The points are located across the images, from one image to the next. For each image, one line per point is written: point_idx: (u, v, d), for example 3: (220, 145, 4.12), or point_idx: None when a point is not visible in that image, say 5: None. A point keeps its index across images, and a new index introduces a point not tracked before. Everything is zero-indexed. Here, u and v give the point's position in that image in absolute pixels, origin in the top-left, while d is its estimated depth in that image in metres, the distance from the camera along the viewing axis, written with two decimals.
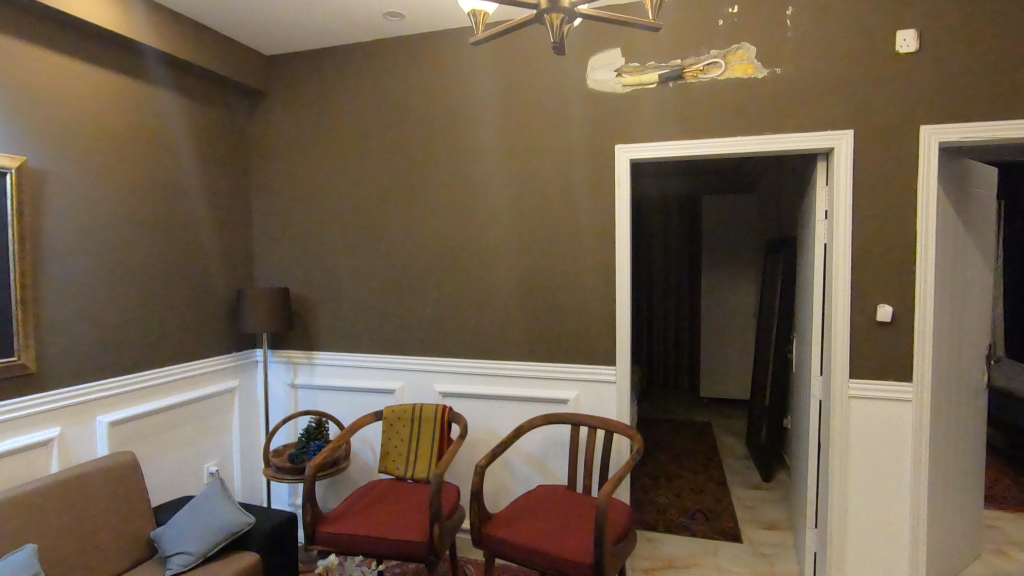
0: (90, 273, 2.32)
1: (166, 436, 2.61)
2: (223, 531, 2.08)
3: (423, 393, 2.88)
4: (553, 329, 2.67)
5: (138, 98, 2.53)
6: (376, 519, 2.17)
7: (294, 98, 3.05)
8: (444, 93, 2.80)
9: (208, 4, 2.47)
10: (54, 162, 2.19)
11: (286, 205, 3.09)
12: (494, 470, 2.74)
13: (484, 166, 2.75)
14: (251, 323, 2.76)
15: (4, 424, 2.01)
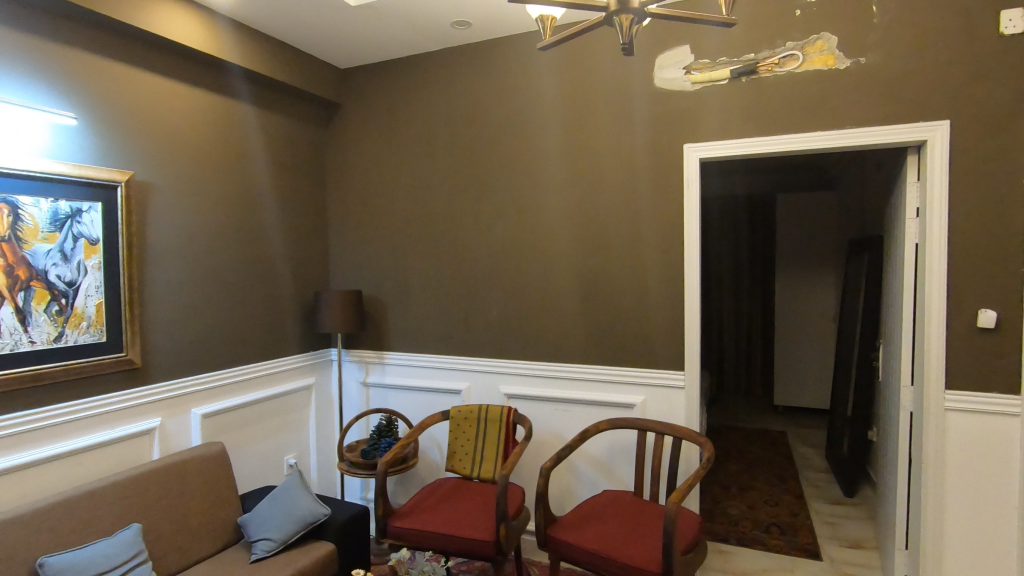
0: (186, 276, 2.52)
1: (251, 429, 2.79)
2: (301, 521, 2.20)
3: (489, 394, 2.91)
4: (618, 332, 2.64)
5: (227, 114, 2.73)
6: (443, 517, 2.22)
7: (367, 108, 3.19)
8: (509, 97, 2.83)
9: (289, 22, 2.62)
10: (156, 175, 2.40)
11: (360, 211, 3.24)
12: (559, 473, 2.74)
13: (549, 170, 2.76)
14: (327, 324, 2.90)
15: (114, 414, 2.22)
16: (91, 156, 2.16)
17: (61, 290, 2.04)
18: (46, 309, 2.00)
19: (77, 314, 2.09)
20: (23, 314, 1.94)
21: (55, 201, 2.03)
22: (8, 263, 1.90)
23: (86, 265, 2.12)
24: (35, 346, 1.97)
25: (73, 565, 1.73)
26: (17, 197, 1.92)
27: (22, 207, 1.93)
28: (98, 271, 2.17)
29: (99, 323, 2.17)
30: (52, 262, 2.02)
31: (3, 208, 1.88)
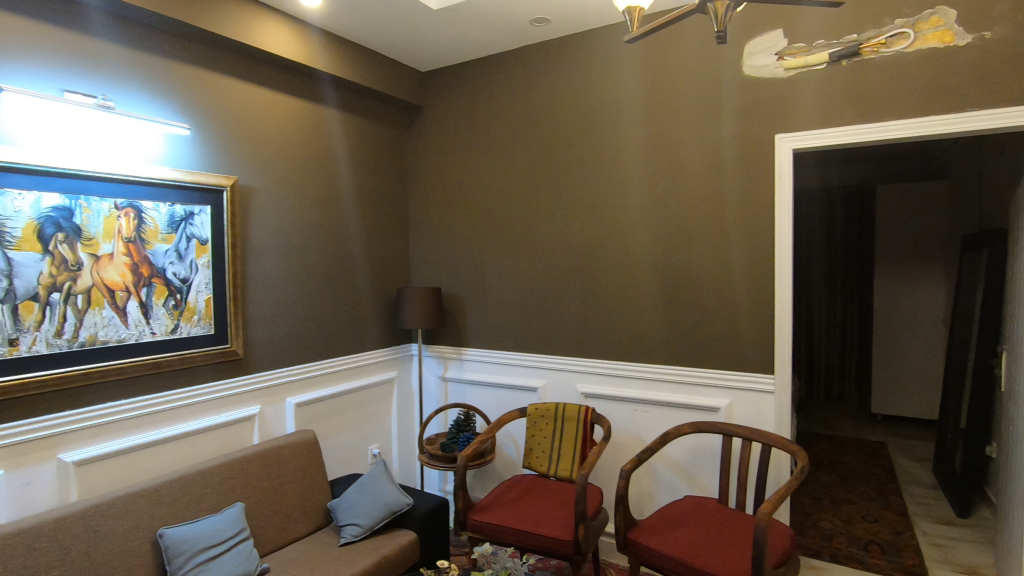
0: (282, 273, 2.69)
1: (339, 419, 2.94)
2: (386, 509, 2.29)
3: (567, 392, 2.90)
4: (701, 332, 2.54)
5: (318, 120, 2.88)
6: (521, 513, 2.23)
7: (447, 109, 3.26)
8: (588, 91, 2.80)
9: (376, 28, 2.73)
10: (257, 179, 2.58)
11: (440, 210, 3.32)
12: (638, 476, 2.68)
13: (629, 166, 2.70)
14: (409, 320, 3.00)
15: (220, 400, 2.40)
16: (200, 163, 2.35)
17: (176, 287, 2.24)
18: (164, 304, 2.21)
19: (189, 308, 2.29)
20: (146, 308, 2.14)
21: (172, 205, 2.22)
22: (134, 261, 2.10)
23: (197, 263, 2.32)
24: (156, 336, 2.18)
25: (186, 538, 1.89)
26: (141, 201, 2.12)
27: (145, 211, 2.14)
28: (208, 269, 2.36)
29: (208, 317, 2.36)
30: (169, 261, 2.22)
31: (130, 212, 2.09)
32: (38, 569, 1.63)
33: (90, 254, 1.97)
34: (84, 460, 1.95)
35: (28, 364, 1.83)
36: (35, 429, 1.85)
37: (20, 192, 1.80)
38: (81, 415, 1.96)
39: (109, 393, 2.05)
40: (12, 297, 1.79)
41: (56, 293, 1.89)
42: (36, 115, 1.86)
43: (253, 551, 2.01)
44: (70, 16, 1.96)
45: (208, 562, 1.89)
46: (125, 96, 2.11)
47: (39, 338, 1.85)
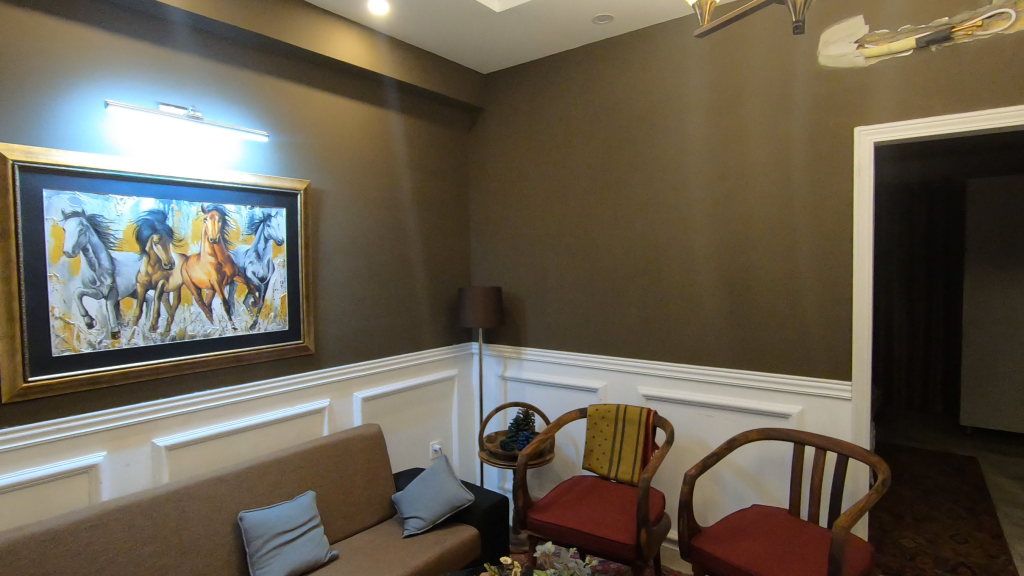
0: (350, 273, 2.80)
1: (402, 414, 3.03)
2: (448, 504, 2.34)
3: (627, 394, 2.86)
4: (771, 335, 2.43)
5: (385, 125, 2.97)
6: (582, 514, 2.22)
7: (508, 110, 3.29)
8: (651, 88, 2.75)
9: (440, 33, 2.79)
10: (328, 182, 2.69)
11: (500, 211, 3.35)
12: (702, 482, 2.60)
13: (694, 163, 2.63)
14: (469, 319, 3.04)
15: (293, 393, 2.53)
16: (277, 168, 2.48)
17: (255, 285, 2.38)
18: (244, 301, 2.35)
19: (267, 305, 2.43)
20: (228, 305, 2.29)
21: (252, 208, 2.36)
22: (218, 261, 2.25)
23: (274, 262, 2.45)
24: (237, 331, 2.33)
25: (263, 522, 2.00)
26: (224, 205, 2.27)
27: (228, 214, 2.28)
28: (283, 268, 2.49)
29: (283, 314, 2.49)
30: (249, 260, 2.36)
31: (215, 215, 2.24)
32: (135, 545, 1.77)
33: (180, 254, 2.13)
34: (174, 445, 2.11)
35: (128, 356, 2.00)
36: (134, 414, 2.02)
37: (121, 198, 1.97)
38: (172, 403, 2.12)
39: (195, 383, 2.20)
40: (115, 294, 1.96)
41: (152, 290, 2.05)
42: (136, 127, 2.02)
43: (323, 538, 2.10)
44: (164, 34, 2.12)
45: (283, 546, 1.99)
46: (211, 107, 2.26)
47: (137, 331, 2.02)
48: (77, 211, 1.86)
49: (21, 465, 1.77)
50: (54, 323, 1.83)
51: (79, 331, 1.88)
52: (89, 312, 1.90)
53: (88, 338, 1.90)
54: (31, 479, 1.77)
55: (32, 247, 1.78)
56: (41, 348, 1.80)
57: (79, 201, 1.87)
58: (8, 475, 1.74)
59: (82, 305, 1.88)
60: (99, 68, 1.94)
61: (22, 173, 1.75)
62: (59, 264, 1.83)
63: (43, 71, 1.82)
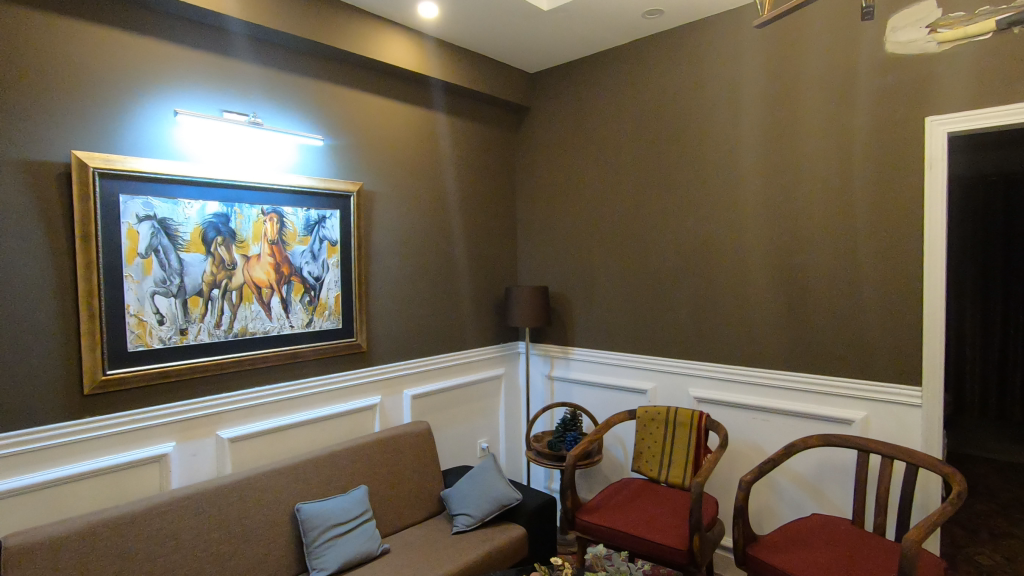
0: (400, 273, 2.86)
1: (450, 412, 3.06)
2: (497, 502, 2.35)
3: (677, 396, 2.79)
4: (832, 337, 2.32)
5: (433, 126, 3.02)
6: (632, 518, 2.19)
7: (555, 109, 3.28)
8: (703, 82, 2.68)
9: (488, 34, 2.81)
10: (379, 184, 2.75)
11: (547, 211, 3.34)
12: (757, 488, 2.52)
13: (749, 158, 2.54)
14: (516, 318, 3.05)
15: (346, 389, 2.60)
16: (331, 171, 2.56)
17: (311, 284, 2.46)
18: (301, 300, 2.43)
19: (322, 304, 2.51)
20: (286, 303, 2.38)
21: (308, 210, 2.44)
22: (277, 261, 2.34)
23: (328, 262, 2.53)
24: (294, 329, 2.41)
25: (320, 513, 2.07)
26: (282, 207, 2.35)
27: (286, 216, 2.36)
28: (337, 268, 2.56)
29: (337, 312, 2.56)
30: (305, 260, 2.44)
31: (274, 217, 2.32)
32: (202, 531, 1.86)
33: (242, 255, 2.22)
34: (236, 437, 2.20)
35: (195, 351, 2.10)
36: (200, 407, 2.12)
37: (189, 201, 2.07)
38: (235, 397, 2.22)
39: (256, 379, 2.30)
40: (183, 292, 2.06)
41: (216, 289, 2.15)
42: (202, 133, 2.13)
43: (376, 532, 2.15)
44: (227, 44, 2.21)
45: (339, 538, 2.05)
46: (270, 113, 2.35)
47: (203, 328, 2.12)
48: (149, 215, 1.97)
49: (101, 452, 1.90)
50: (130, 320, 1.94)
51: (151, 328, 1.99)
52: (161, 310, 2.01)
53: (160, 334, 2.01)
54: (110, 465, 1.89)
55: (111, 248, 1.89)
56: (118, 344, 1.92)
57: (151, 205, 1.98)
58: (89, 462, 1.86)
59: (154, 303, 1.99)
60: (168, 78, 2.05)
61: (101, 179, 1.87)
62: (134, 264, 1.94)
63: (118, 82, 1.93)
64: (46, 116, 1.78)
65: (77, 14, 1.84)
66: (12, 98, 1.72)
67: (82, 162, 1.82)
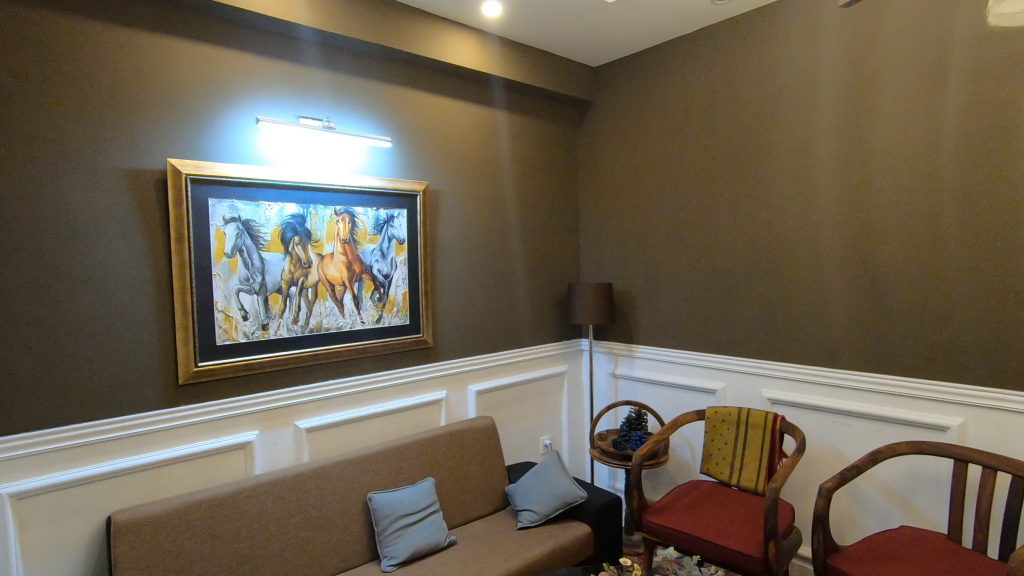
0: (464, 270, 2.90)
1: (514, 408, 3.09)
2: (561, 499, 2.35)
3: (749, 397, 2.68)
4: (923, 338, 2.15)
5: (496, 124, 3.04)
6: (702, 521, 2.13)
7: (619, 102, 3.23)
8: (777, 68, 2.55)
9: (550, 29, 2.80)
10: (443, 183, 2.81)
11: (611, 206, 3.30)
12: (838, 497, 2.38)
13: (828, 147, 2.40)
14: (579, 315, 3.03)
15: (414, 383, 2.67)
16: (399, 172, 2.63)
17: (380, 282, 2.55)
18: (372, 297, 2.52)
19: (391, 300, 2.59)
20: (357, 300, 2.47)
21: (377, 210, 2.53)
22: (349, 260, 2.43)
23: (396, 260, 2.60)
24: (365, 324, 2.50)
25: (389, 503, 2.14)
26: (354, 208, 2.44)
27: (357, 215, 2.46)
28: (405, 266, 2.64)
29: (405, 309, 2.64)
30: (375, 259, 2.53)
31: (346, 217, 2.42)
32: (282, 516, 1.97)
33: (317, 254, 2.33)
34: (313, 427, 2.32)
35: (275, 345, 2.22)
36: (281, 398, 2.24)
37: (269, 204, 2.19)
38: (311, 389, 2.33)
39: (330, 372, 2.40)
40: (265, 290, 2.19)
41: (294, 287, 2.27)
42: (281, 139, 2.24)
43: (443, 524, 2.20)
44: (302, 53, 2.32)
45: (408, 527, 2.11)
46: (342, 117, 2.44)
47: (282, 323, 2.24)
48: (234, 217, 2.10)
49: (194, 438, 2.04)
50: (218, 315, 2.08)
51: (237, 323, 2.12)
52: (245, 307, 2.14)
53: (244, 329, 2.14)
54: (202, 450, 2.04)
55: (201, 249, 2.03)
56: (208, 337, 2.06)
57: (236, 208, 2.11)
58: (184, 446, 2.01)
59: (239, 300, 2.12)
60: (249, 88, 2.17)
61: (192, 185, 2.01)
62: (221, 263, 2.07)
63: (206, 93, 2.07)
64: (145, 127, 1.94)
65: (170, 32, 1.99)
66: (116, 112, 1.88)
67: (176, 168, 1.96)
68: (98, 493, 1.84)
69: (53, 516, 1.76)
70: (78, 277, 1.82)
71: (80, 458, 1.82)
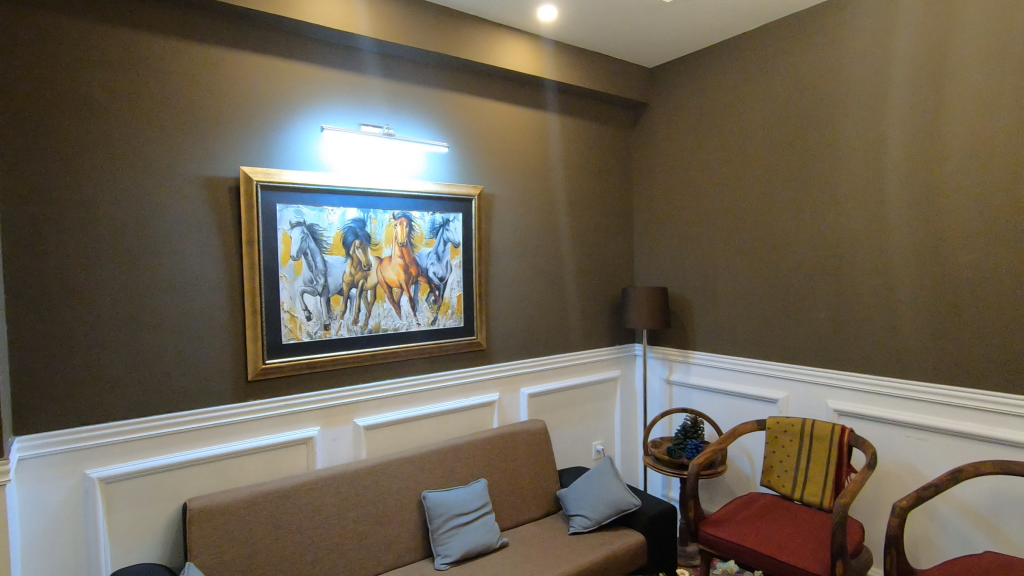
0: (518, 273, 2.92)
1: (565, 412, 3.08)
2: (614, 506, 2.32)
3: (814, 408, 2.56)
4: (1010, 348, 1.98)
5: (549, 128, 3.05)
6: (763, 535, 2.05)
7: (675, 102, 3.17)
8: (845, 62, 2.43)
9: (605, 32, 2.78)
10: (497, 186, 2.83)
11: (666, 208, 3.24)
12: (913, 517, 2.23)
13: (902, 144, 2.26)
14: (633, 320, 2.98)
15: (467, 385, 2.71)
16: (454, 176, 2.68)
17: (436, 284, 2.60)
18: (427, 299, 2.58)
19: (445, 303, 2.63)
20: (414, 302, 2.53)
21: (433, 214, 2.58)
22: (406, 263, 2.50)
23: (452, 263, 2.65)
24: (421, 325, 2.56)
25: (444, 502, 2.18)
26: (411, 212, 2.51)
27: (414, 219, 2.52)
28: (459, 269, 2.68)
29: (459, 311, 2.68)
30: (431, 261, 2.58)
31: (404, 221, 2.49)
32: (341, 509, 2.04)
33: (376, 257, 2.40)
34: (371, 425, 2.39)
35: (336, 344, 2.31)
36: (341, 396, 2.32)
37: (332, 208, 2.28)
38: (370, 388, 2.40)
39: (387, 372, 2.47)
40: (327, 291, 2.27)
41: (354, 288, 2.35)
42: (343, 146, 2.32)
43: (495, 525, 2.22)
44: (363, 63, 2.40)
45: (461, 527, 2.14)
46: (400, 124, 2.51)
47: (343, 324, 2.32)
48: (300, 221, 2.20)
49: (261, 432, 2.14)
50: (284, 316, 2.18)
51: (301, 323, 2.22)
52: (309, 307, 2.23)
53: (308, 329, 2.23)
54: (268, 444, 2.14)
55: (270, 252, 2.14)
56: (275, 336, 2.16)
57: (301, 212, 2.20)
58: (252, 440, 2.12)
59: (303, 301, 2.22)
60: (315, 98, 2.27)
61: (262, 191, 2.11)
62: (287, 266, 2.17)
63: (274, 104, 2.18)
64: (221, 137, 2.06)
65: (243, 47, 2.10)
66: (195, 123, 2.01)
67: (248, 176, 2.07)
68: (175, 480, 1.96)
69: (136, 501, 1.89)
70: (160, 277, 1.95)
71: (161, 447, 1.95)
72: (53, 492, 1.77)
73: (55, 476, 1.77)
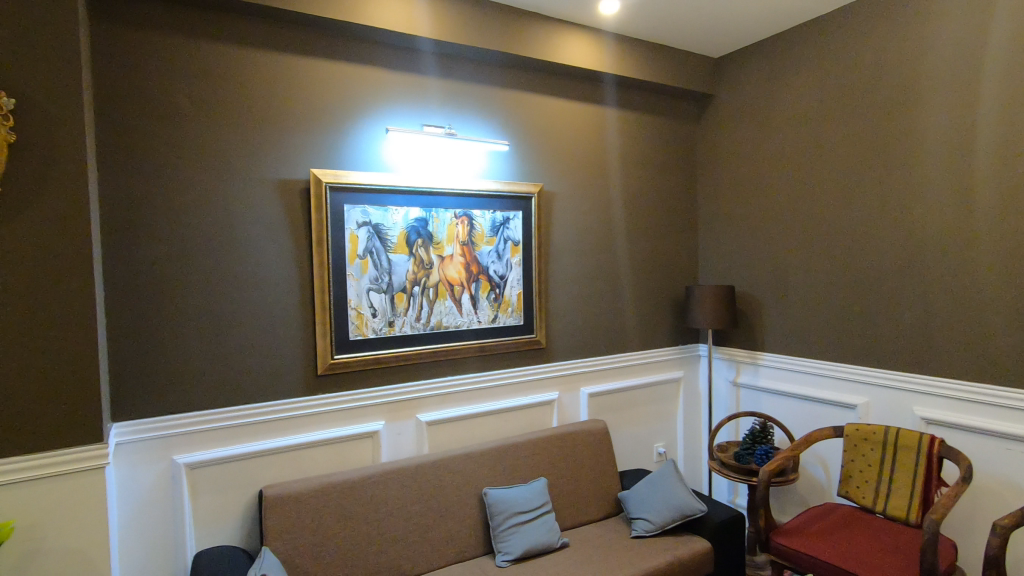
0: (577, 271, 2.89)
1: (626, 413, 3.02)
2: (678, 511, 2.25)
3: (898, 415, 2.39)
4: None
5: (609, 123, 2.99)
6: (841, 550, 1.93)
7: (743, 93, 3.04)
8: (933, 41, 2.25)
9: (667, 22, 2.70)
10: (556, 184, 2.81)
11: (733, 204, 3.12)
12: (1014, 537, 2.04)
13: (1001, 128, 2.06)
14: (697, 319, 2.89)
15: (527, 383, 2.70)
16: (514, 175, 2.68)
17: (496, 283, 2.61)
18: (488, 297, 2.59)
19: (506, 301, 2.64)
20: (474, 300, 2.55)
21: (494, 212, 2.59)
22: (467, 261, 2.52)
23: (512, 261, 2.65)
24: (481, 323, 2.58)
25: (504, 499, 2.18)
26: (472, 211, 2.53)
27: (475, 218, 2.54)
28: (519, 267, 2.68)
29: (519, 309, 2.68)
30: (492, 260, 2.60)
31: (465, 219, 2.51)
32: (405, 502, 2.08)
33: (438, 255, 2.44)
34: (433, 421, 2.43)
35: (400, 341, 2.36)
36: (405, 392, 2.38)
37: (396, 208, 2.33)
38: (432, 385, 2.44)
39: (449, 369, 2.50)
40: (391, 289, 2.33)
41: (417, 286, 2.39)
42: (406, 146, 2.37)
43: (556, 526, 2.20)
44: (425, 65, 2.44)
45: (522, 525, 2.14)
46: (461, 124, 2.54)
47: (406, 321, 2.37)
48: (366, 221, 2.26)
49: (329, 425, 2.22)
50: (351, 313, 2.25)
51: (367, 320, 2.28)
52: (375, 305, 2.30)
53: (373, 325, 2.30)
54: (336, 436, 2.22)
55: (338, 251, 2.21)
56: (343, 333, 2.24)
57: (367, 213, 2.27)
58: (322, 432, 2.20)
59: (369, 298, 2.28)
60: (380, 100, 2.33)
61: (331, 193, 2.19)
62: (354, 264, 2.24)
63: (342, 108, 2.25)
64: (292, 142, 2.15)
65: (313, 54, 2.18)
66: (269, 129, 2.11)
67: (317, 178, 2.15)
68: (251, 469, 2.07)
69: (217, 486, 2.01)
70: (237, 275, 2.06)
71: (238, 436, 2.05)
72: (145, 475, 1.91)
73: (146, 460, 1.91)
